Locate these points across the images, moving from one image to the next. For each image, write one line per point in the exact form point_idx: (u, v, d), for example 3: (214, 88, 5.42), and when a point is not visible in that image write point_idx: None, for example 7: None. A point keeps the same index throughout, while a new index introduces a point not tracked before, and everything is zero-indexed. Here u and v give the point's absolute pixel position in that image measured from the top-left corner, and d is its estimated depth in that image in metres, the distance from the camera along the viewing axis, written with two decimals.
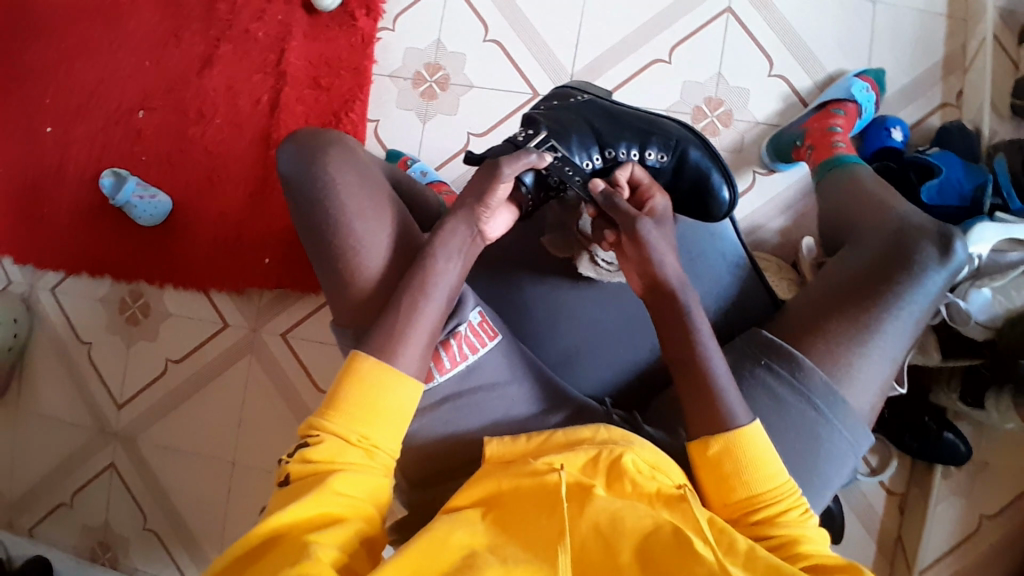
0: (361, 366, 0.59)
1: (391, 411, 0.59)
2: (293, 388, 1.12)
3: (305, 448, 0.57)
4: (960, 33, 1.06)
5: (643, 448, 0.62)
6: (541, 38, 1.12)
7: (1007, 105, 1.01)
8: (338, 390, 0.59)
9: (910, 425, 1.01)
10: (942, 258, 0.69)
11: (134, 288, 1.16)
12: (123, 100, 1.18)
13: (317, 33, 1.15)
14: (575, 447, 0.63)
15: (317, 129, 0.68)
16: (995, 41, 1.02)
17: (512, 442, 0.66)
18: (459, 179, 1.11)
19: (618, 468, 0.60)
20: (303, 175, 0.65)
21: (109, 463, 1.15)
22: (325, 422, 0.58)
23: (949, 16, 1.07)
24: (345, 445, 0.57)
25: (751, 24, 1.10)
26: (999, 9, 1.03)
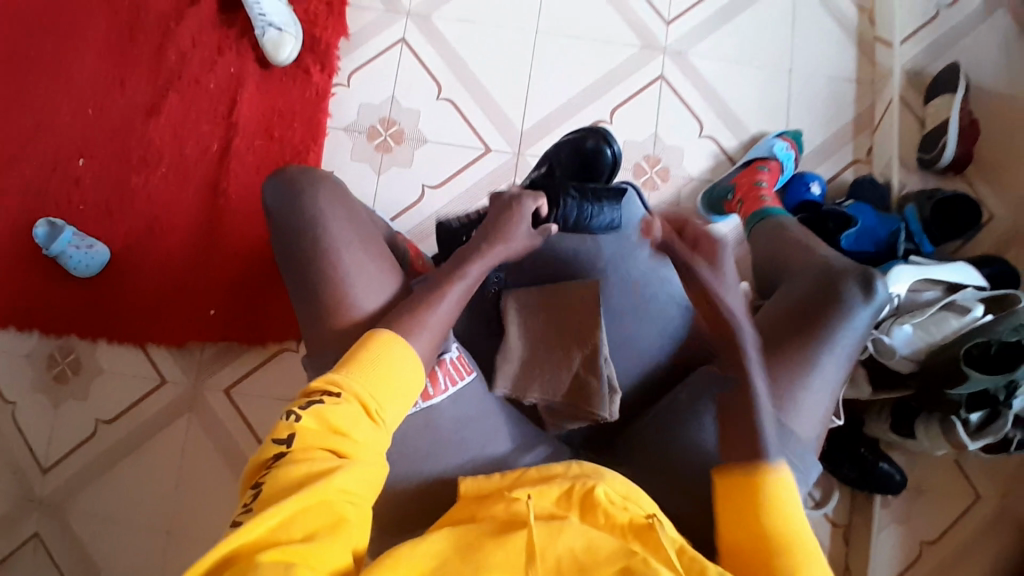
0: (382, 343, 0.61)
1: (402, 387, 0.60)
2: (238, 448, 1.07)
3: (320, 411, 0.55)
4: (869, 93, 1.20)
5: (617, 481, 0.63)
6: (492, 96, 1.18)
7: (914, 159, 1.15)
8: (355, 357, 0.60)
9: (850, 456, 1.06)
10: (865, 295, 0.75)
11: (64, 343, 1.09)
12: (62, 147, 1.14)
13: (271, 86, 1.16)
14: (549, 481, 0.63)
15: (306, 167, 0.72)
16: (900, 101, 1.16)
17: (486, 479, 0.66)
18: (415, 229, 1.13)
19: (590, 501, 0.60)
20: (290, 203, 0.69)
21: (34, 532, 1.04)
22: (340, 385, 0.57)
23: (858, 80, 1.20)
24: (357, 411, 0.57)
25: (682, 90, 1.19)
26: (906, 70, 1.18)
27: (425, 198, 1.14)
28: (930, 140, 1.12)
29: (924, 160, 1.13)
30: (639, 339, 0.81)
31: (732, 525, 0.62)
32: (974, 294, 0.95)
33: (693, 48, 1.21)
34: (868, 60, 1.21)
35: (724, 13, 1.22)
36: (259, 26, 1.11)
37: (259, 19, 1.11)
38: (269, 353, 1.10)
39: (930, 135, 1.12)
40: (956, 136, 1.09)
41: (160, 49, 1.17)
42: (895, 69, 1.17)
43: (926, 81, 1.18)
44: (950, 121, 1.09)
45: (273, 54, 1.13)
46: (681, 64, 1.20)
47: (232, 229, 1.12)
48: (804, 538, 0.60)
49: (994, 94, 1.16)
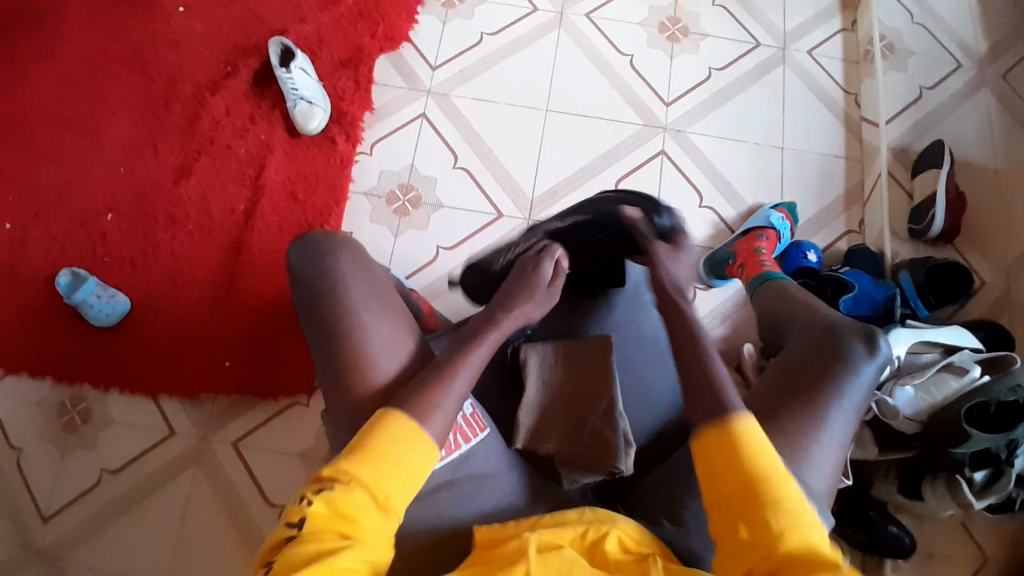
0: (397, 427, 0.61)
1: (414, 474, 0.60)
2: (242, 503, 1.06)
3: (329, 497, 0.57)
4: (857, 170, 1.28)
5: (627, 525, 0.67)
6: (505, 166, 1.25)
7: (904, 229, 1.22)
8: (365, 439, 0.60)
9: (859, 520, 1.06)
10: (869, 352, 0.77)
11: (76, 391, 1.11)
12: (93, 204, 1.20)
13: (298, 153, 1.23)
14: (562, 526, 0.66)
15: (330, 232, 0.75)
16: (888, 176, 1.24)
17: (501, 527, 0.66)
18: (429, 287, 1.17)
19: (599, 550, 0.63)
20: (319, 262, 0.71)
21: None
22: (348, 471, 0.58)
23: (846, 157, 1.29)
24: (365, 499, 0.57)
25: (682, 164, 1.28)
26: (893, 147, 1.27)
27: (439, 258, 1.19)
28: (918, 211, 1.20)
29: (914, 231, 1.20)
30: (652, 391, 0.83)
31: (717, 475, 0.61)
32: (972, 356, 0.98)
33: (692, 127, 1.30)
34: (855, 139, 1.30)
35: (719, 96, 1.32)
36: (292, 99, 1.20)
37: (291, 93, 1.20)
38: (279, 406, 1.11)
39: (919, 206, 1.20)
40: (943, 207, 1.16)
41: (194, 118, 1.25)
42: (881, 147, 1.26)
43: (913, 156, 1.27)
44: (937, 193, 1.17)
45: (302, 124, 1.21)
46: (681, 140, 1.29)
47: (250, 285, 1.15)
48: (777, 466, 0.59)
49: (975, 171, 1.25)
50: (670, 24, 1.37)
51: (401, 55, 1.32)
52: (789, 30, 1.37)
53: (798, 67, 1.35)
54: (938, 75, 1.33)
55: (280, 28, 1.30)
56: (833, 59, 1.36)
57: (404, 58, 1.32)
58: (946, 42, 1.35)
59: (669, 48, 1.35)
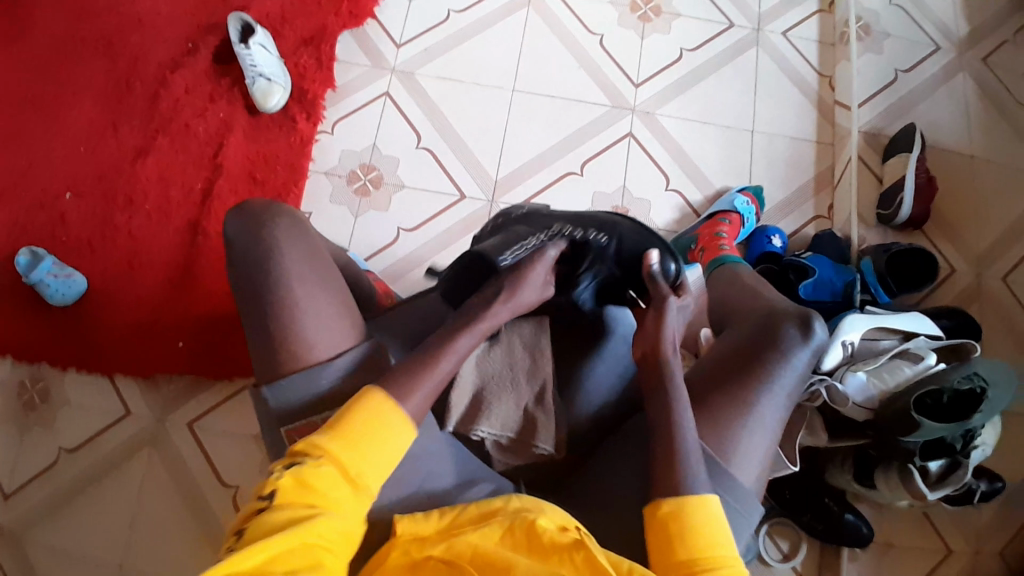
0: (370, 404, 0.60)
1: (393, 452, 0.60)
2: (197, 484, 1.06)
3: (300, 468, 0.55)
4: (829, 155, 1.26)
5: (554, 514, 0.66)
6: (469, 147, 1.23)
7: (873, 215, 1.20)
8: (345, 416, 0.59)
9: (812, 507, 1.06)
10: (805, 337, 0.77)
11: (36, 370, 1.11)
12: (52, 183, 1.19)
13: (258, 132, 1.22)
14: (487, 521, 0.65)
15: (274, 202, 0.72)
16: (859, 161, 1.22)
17: (424, 519, 0.66)
18: (389, 269, 1.16)
19: (532, 532, 0.63)
20: (254, 234, 0.68)
21: None
22: (324, 447, 0.57)
23: (818, 142, 1.27)
24: (339, 477, 0.57)
25: (650, 147, 1.26)
26: (864, 131, 1.25)
27: (400, 240, 1.18)
28: (886, 197, 1.17)
29: (883, 216, 1.17)
30: (595, 376, 0.82)
31: (662, 558, 0.63)
32: (928, 344, 0.97)
33: (660, 109, 1.28)
34: (828, 123, 1.28)
35: (690, 77, 1.30)
36: (251, 76, 1.18)
37: (251, 70, 1.18)
38: (235, 388, 1.11)
39: (887, 192, 1.18)
40: (911, 194, 1.14)
41: (154, 96, 1.23)
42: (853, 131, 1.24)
43: (884, 141, 1.25)
44: (906, 177, 1.15)
45: (262, 102, 1.20)
46: (649, 123, 1.27)
47: (208, 264, 1.14)
48: (724, 547, 0.63)
49: (948, 157, 1.23)
50: (642, 3, 1.34)
51: (366, 32, 1.30)
52: (763, 11, 1.34)
53: (771, 49, 1.32)
54: (914, 58, 1.30)
55: (242, 5, 1.28)
56: (808, 41, 1.33)
57: (369, 36, 1.30)
58: (925, 24, 1.32)
59: (640, 28, 1.32)
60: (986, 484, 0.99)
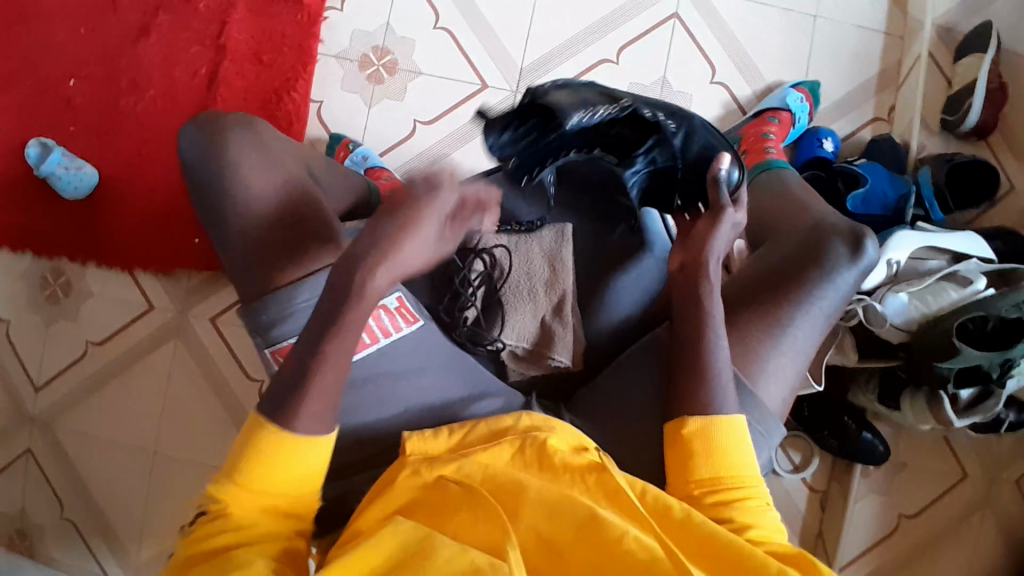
0: (260, 438, 0.54)
1: (298, 476, 0.54)
2: (222, 377, 1.09)
3: (203, 519, 0.54)
4: (896, 50, 1.10)
5: (567, 432, 0.65)
6: (492, 30, 1.11)
7: (937, 120, 1.07)
8: (237, 452, 0.55)
9: (830, 424, 1.05)
10: (853, 256, 0.72)
11: (56, 265, 1.11)
12: (52, 64, 1.12)
13: (261, 9, 1.11)
14: (498, 440, 0.64)
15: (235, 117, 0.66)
16: (928, 59, 1.07)
17: (433, 437, 0.66)
18: (404, 166, 1.09)
19: (543, 453, 0.63)
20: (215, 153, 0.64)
21: (25, 448, 1.09)
22: (219, 491, 0.54)
23: (887, 33, 1.11)
24: (237, 518, 0.53)
25: (696, 31, 1.12)
26: (938, 26, 1.09)
27: (416, 135, 1.10)
28: (954, 101, 1.04)
29: (947, 124, 1.05)
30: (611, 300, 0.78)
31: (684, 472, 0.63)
32: (979, 266, 0.89)
33: None
34: (898, 11, 1.11)
35: None
36: None
37: None
38: None
39: (956, 96, 1.04)
40: (981, 100, 1.02)
41: None
42: (926, 23, 1.07)
43: (956, 40, 1.08)
44: (977, 82, 1.02)
45: None
46: (698, 2, 1.12)
47: None
48: (747, 469, 0.62)
49: None
50: None
51: None
52: None
53: None
54: None
55: None
56: None
57: None
58: None
59: None
60: (1015, 415, 0.96)
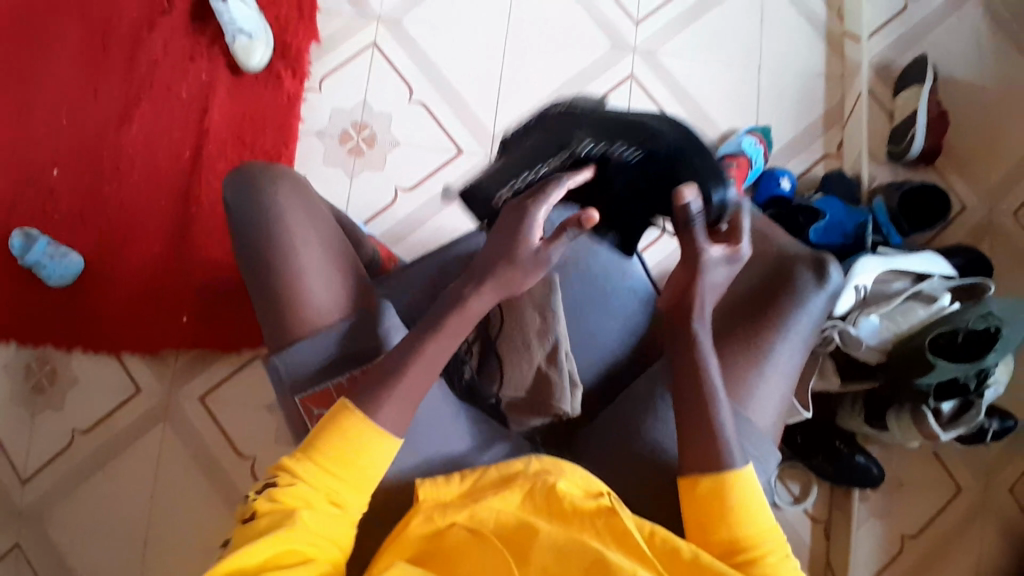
0: (347, 426, 0.61)
1: (369, 468, 0.61)
2: (213, 456, 1.07)
3: (272, 489, 0.58)
4: (838, 90, 1.20)
5: (578, 476, 0.65)
6: (464, 99, 1.18)
7: (884, 152, 1.16)
8: (318, 434, 0.61)
9: (822, 450, 1.07)
10: (819, 281, 0.75)
11: (40, 354, 1.10)
12: (36, 157, 1.15)
13: (242, 92, 1.16)
14: (510, 484, 0.65)
15: (267, 162, 0.71)
16: (869, 95, 1.17)
17: (444, 483, 0.66)
18: (387, 231, 1.13)
19: (554, 496, 0.63)
20: (249, 197, 0.68)
21: (13, 544, 1.04)
22: (296, 467, 0.59)
23: (827, 76, 1.21)
24: (312, 493, 0.59)
25: (652, 89, 1.20)
26: (876, 63, 1.19)
27: (398, 201, 1.14)
28: (898, 132, 1.13)
29: (894, 152, 1.13)
30: (601, 339, 0.81)
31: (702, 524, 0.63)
32: (943, 283, 0.94)
33: (663, 48, 1.22)
34: (837, 56, 1.21)
35: (693, 12, 1.23)
36: (229, 33, 1.12)
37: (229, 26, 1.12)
38: (243, 359, 1.11)
39: (899, 127, 1.13)
40: (924, 128, 1.10)
41: (131, 60, 1.17)
42: (863, 64, 1.18)
43: (896, 74, 1.19)
44: (919, 113, 1.10)
45: (243, 60, 1.14)
46: (651, 63, 1.21)
47: (207, 233, 1.12)
48: (767, 524, 0.62)
49: (963, 87, 1.17)
50: None
51: None
52: None
53: None
54: None
55: None
56: None
57: None
58: None
59: None
60: (998, 424, 1.00)
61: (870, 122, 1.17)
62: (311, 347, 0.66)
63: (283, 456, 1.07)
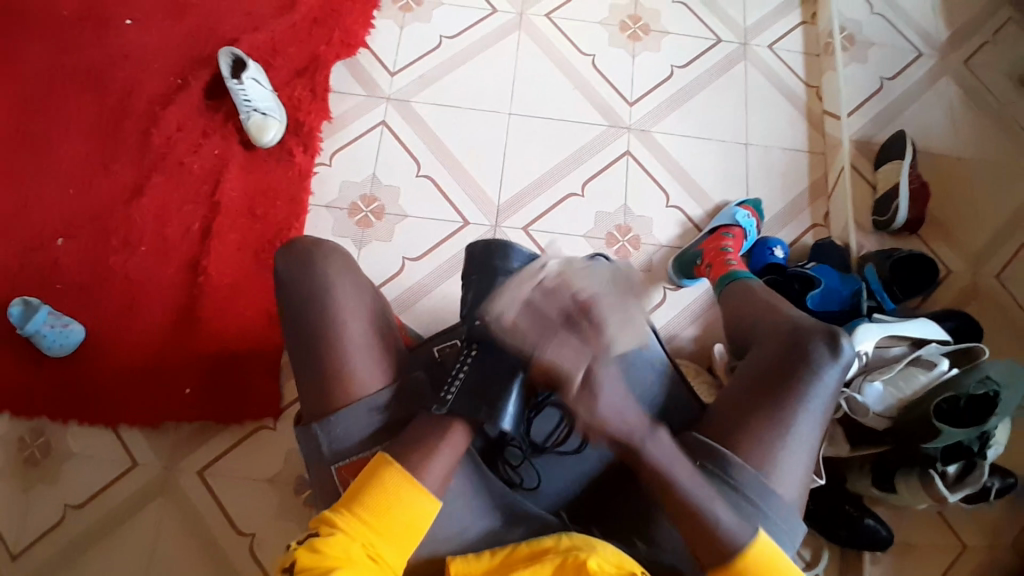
0: (386, 479, 0.66)
1: (407, 524, 0.66)
2: (211, 532, 1.03)
3: (315, 538, 0.62)
4: (821, 164, 1.28)
5: (607, 550, 0.65)
6: (470, 173, 1.23)
7: (869, 221, 1.23)
8: (361, 490, 0.66)
9: (837, 517, 1.06)
10: (833, 354, 0.77)
11: (35, 424, 1.07)
12: (43, 227, 1.15)
13: (254, 167, 1.20)
14: (541, 558, 0.65)
15: (301, 250, 0.78)
16: (852, 169, 1.25)
17: (475, 558, 0.67)
18: (399, 298, 1.15)
19: (583, 573, 0.62)
20: (299, 267, 0.76)
21: None
22: (337, 518, 0.64)
23: (810, 152, 1.29)
24: (352, 543, 0.62)
25: (648, 164, 1.27)
26: (855, 140, 1.28)
27: (406, 269, 1.17)
28: (882, 204, 1.21)
29: (879, 222, 1.21)
30: None
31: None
32: (939, 349, 0.98)
33: (656, 126, 1.29)
34: (819, 134, 1.30)
35: (683, 93, 1.31)
36: (245, 111, 1.17)
37: (245, 105, 1.17)
38: (247, 431, 1.09)
39: (882, 199, 1.21)
40: (906, 200, 1.17)
41: (146, 135, 1.21)
42: (844, 140, 1.26)
43: (875, 149, 1.28)
44: (901, 184, 1.18)
45: (257, 136, 1.18)
46: (646, 140, 1.28)
47: (214, 302, 1.12)
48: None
49: (936, 163, 1.26)
50: (631, 22, 1.36)
51: (359, 61, 1.29)
52: (750, 25, 1.37)
53: (759, 62, 1.34)
54: (897, 65, 1.34)
55: (232, 39, 1.27)
56: (795, 52, 1.36)
57: (361, 65, 1.29)
58: (906, 32, 1.36)
59: (630, 47, 1.34)
60: (999, 481, 1.02)
61: (855, 193, 1.24)
62: (352, 417, 0.73)
63: (284, 530, 1.04)
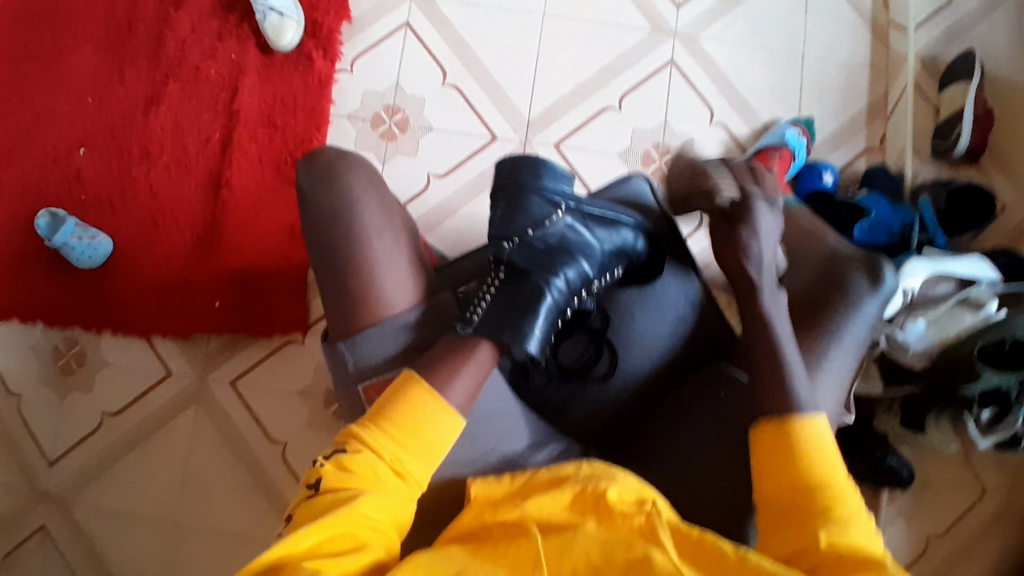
0: (413, 395, 0.63)
1: (432, 439, 0.63)
2: (244, 440, 1.07)
3: (340, 455, 0.60)
4: (882, 81, 1.17)
5: (630, 479, 0.62)
6: (499, 84, 1.15)
7: (928, 147, 1.13)
8: (386, 404, 0.64)
9: (861, 455, 1.02)
10: (873, 284, 0.73)
11: (69, 335, 1.10)
12: (63, 135, 1.13)
13: (271, 73, 1.14)
14: (560, 484, 0.62)
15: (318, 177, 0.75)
16: (915, 89, 1.14)
17: (496, 481, 0.65)
18: (424, 217, 1.11)
19: (602, 503, 0.60)
20: (325, 190, 0.73)
21: (41, 525, 1.05)
22: (364, 433, 0.61)
23: (872, 66, 1.17)
24: (379, 463, 0.60)
25: (692, 76, 1.16)
26: (920, 57, 1.15)
27: (431, 187, 1.12)
28: (944, 129, 1.10)
29: (938, 149, 1.10)
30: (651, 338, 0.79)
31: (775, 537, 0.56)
32: (989, 289, 0.92)
33: (703, 33, 1.18)
34: (882, 46, 1.18)
35: None
36: (260, 10, 1.10)
37: (260, 3, 1.09)
38: (275, 343, 1.10)
39: (944, 124, 1.10)
40: (970, 125, 1.07)
41: (159, 38, 1.15)
42: (909, 56, 1.14)
43: (942, 67, 1.15)
44: (965, 109, 1.07)
45: (274, 40, 1.11)
46: (692, 49, 1.17)
47: (237, 216, 1.10)
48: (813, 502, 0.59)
49: (1011, 82, 1.14)
50: None
51: None
52: None
53: None
54: None
55: None
56: None
57: None
58: None
59: None
60: None
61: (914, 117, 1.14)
62: (376, 337, 0.71)
63: (312, 440, 1.07)
